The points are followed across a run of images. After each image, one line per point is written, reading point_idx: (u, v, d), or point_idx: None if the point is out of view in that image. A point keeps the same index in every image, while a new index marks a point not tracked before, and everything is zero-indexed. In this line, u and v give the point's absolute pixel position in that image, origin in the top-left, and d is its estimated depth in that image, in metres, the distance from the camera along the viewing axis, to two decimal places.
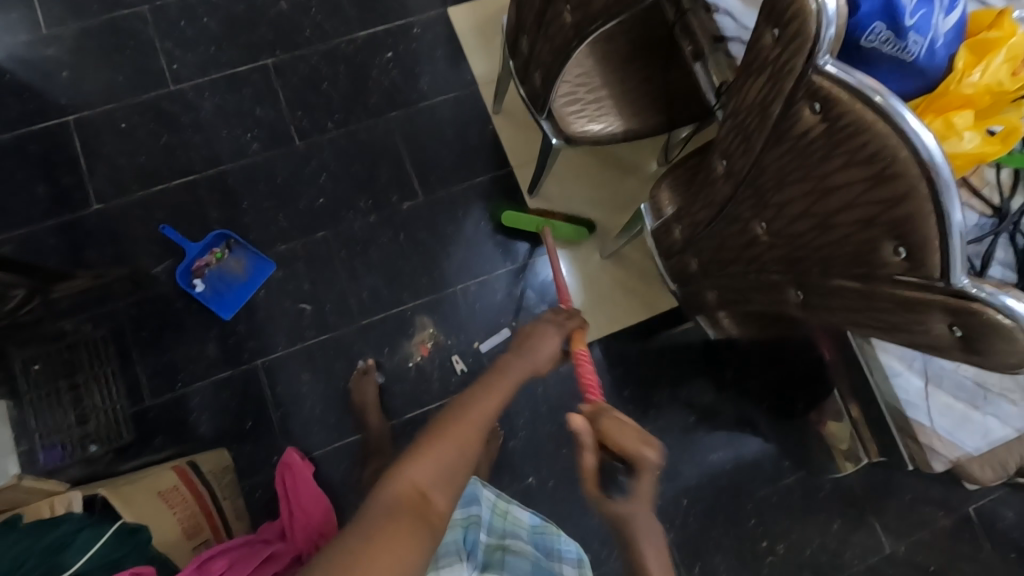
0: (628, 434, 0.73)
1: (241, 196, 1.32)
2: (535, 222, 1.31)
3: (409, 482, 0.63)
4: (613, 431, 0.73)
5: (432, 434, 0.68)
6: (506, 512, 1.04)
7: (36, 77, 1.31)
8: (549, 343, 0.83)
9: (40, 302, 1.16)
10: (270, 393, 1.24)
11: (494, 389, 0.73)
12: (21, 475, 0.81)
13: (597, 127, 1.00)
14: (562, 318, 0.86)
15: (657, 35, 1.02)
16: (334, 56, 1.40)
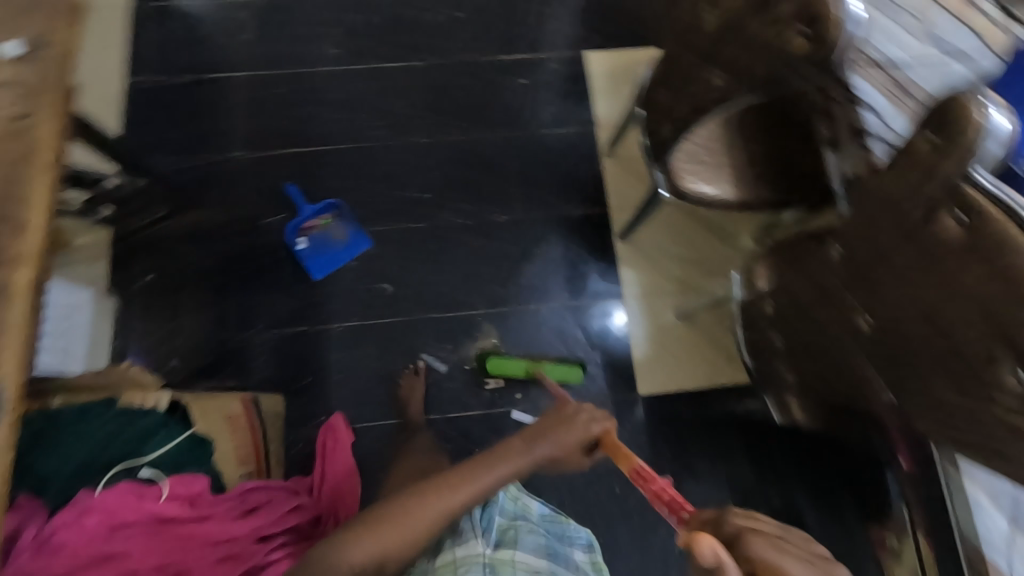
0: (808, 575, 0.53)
1: (358, 172, 1.42)
2: (523, 368, 1.29)
3: (338, 566, 0.67)
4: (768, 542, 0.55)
5: (372, 521, 0.70)
6: (518, 498, 1.04)
7: (221, 34, 1.50)
8: (558, 445, 0.78)
9: (173, 223, 1.34)
10: (333, 356, 1.31)
11: (467, 483, 0.73)
12: (129, 363, 0.89)
13: (710, 189, 1.03)
14: (591, 423, 0.81)
15: (788, 112, 1.04)
16: (473, 71, 1.51)
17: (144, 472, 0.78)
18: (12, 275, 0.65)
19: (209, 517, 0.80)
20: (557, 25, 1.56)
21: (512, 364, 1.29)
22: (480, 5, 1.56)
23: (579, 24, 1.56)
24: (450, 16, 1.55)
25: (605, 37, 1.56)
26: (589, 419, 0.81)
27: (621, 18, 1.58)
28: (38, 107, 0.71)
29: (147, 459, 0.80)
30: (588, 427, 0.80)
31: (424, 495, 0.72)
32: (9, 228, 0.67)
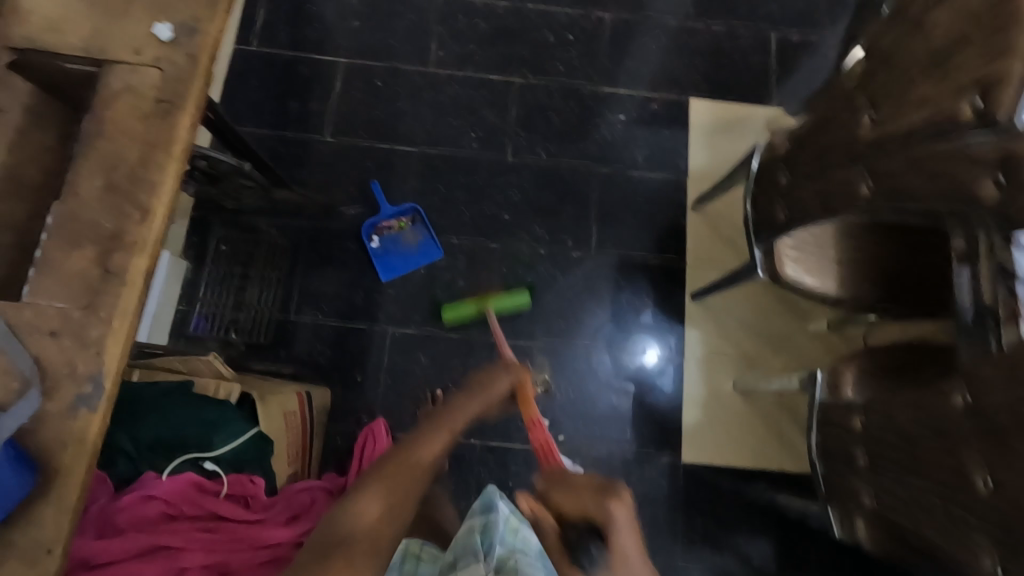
0: (584, 499, 0.73)
1: (441, 179, 1.40)
2: (473, 304, 1.31)
3: (358, 514, 0.67)
4: (565, 488, 0.75)
5: (377, 472, 0.73)
6: (517, 530, 0.96)
7: (331, 16, 1.49)
8: (492, 392, 0.90)
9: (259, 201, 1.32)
10: (386, 359, 1.30)
11: (440, 433, 0.80)
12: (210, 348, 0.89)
13: (809, 279, 0.99)
14: (507, 376, 0.92)
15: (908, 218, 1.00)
16: (573, 97, 1.48)
17: (208, 466, 0.79)
18: (130, 261, 0.66)
19: (260, 521, 0.79)
20: (666, 66, 1.51)
21: (464, 308, 1.30)
22: (592, 30, 1.52)
23: (688, 67, 1.52)
24: (560, 35, 1.51)
25: (712, 86, 1.51)
26: (504, 368, 0.93)
27: (733, 69, 1.52)
28: (179, 95, 0.72)
29: (214, 454, 0.80)
30: (507, 378, 0.91)
31: (411, 446, 0.77)
32: (136, 212, 0.67)
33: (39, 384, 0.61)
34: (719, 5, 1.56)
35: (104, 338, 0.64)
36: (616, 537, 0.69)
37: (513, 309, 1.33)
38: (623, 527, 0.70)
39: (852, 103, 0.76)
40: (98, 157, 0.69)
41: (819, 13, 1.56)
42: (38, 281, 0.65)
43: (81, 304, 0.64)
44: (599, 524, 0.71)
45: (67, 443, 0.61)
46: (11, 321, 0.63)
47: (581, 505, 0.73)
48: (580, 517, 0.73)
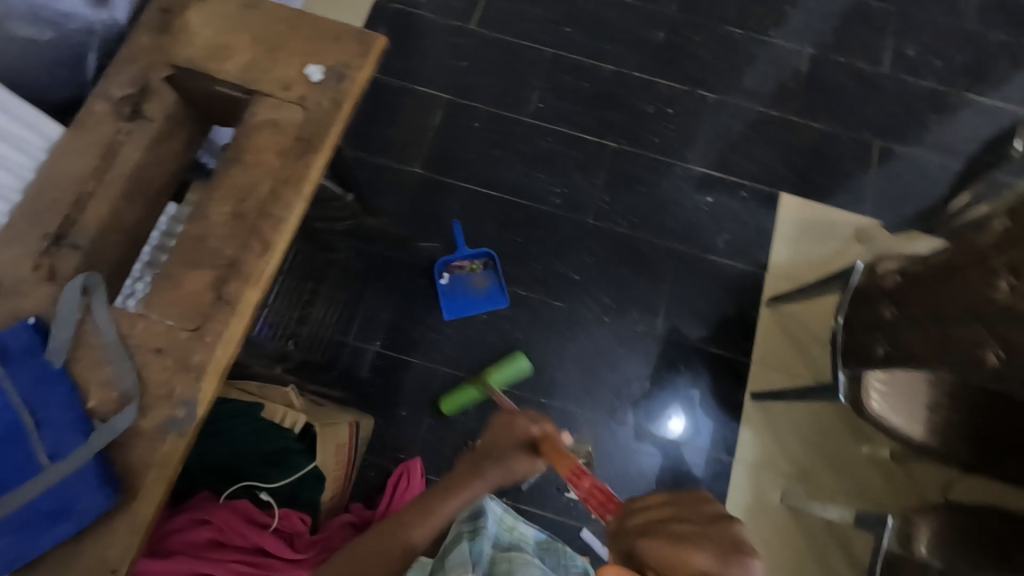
0: (703, 554, 0.48)
1: (520, 230, 1.41)
2: (474, 385, 1.24)
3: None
4: (658, 538, 0.51)
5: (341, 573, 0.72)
6: (512, 528, 0.87)
7: (443, 53, 1.54)
8: (504, 460, 0.82)
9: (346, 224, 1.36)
10: (433, 400, 1.29)
11: (423, 519, 0.79)
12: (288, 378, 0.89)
13: (894, 419, 0.94)
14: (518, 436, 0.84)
15: None
16: (664, 172, 1.47)
17: (263, 497, 0.79)
18: (242, 293, 0.67)
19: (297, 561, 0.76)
20: (761, 157, 1.50)
21: (464, 392, 1.23)
22: (693, 109, 1.53)
23: (783, 161, 1.50)
24: (660, 109, 1.52)
25: (805, 185, 1.49)
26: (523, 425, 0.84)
27: (829, 171, 1.50)
28: (317, 138, 0.74)
29: (269, 484, 0.80)
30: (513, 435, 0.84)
31: (390, 536, 0.77)
32: (257, 245, 0.69)
33: (138, 401, 0.63)
34: (824, 106, 1.55)
35: (205, 365, 0.65)
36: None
37: (514, 374, 1.26)
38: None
39: (989, 263, 0.73)
40: (231, 185, 0.71)
41: (927, 130, 1.53)
42: (155, 296, 0.67)
43: (190, 326, 0.66)
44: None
45: (151, 464, 0.62)
46: (124, 331, 0.66)
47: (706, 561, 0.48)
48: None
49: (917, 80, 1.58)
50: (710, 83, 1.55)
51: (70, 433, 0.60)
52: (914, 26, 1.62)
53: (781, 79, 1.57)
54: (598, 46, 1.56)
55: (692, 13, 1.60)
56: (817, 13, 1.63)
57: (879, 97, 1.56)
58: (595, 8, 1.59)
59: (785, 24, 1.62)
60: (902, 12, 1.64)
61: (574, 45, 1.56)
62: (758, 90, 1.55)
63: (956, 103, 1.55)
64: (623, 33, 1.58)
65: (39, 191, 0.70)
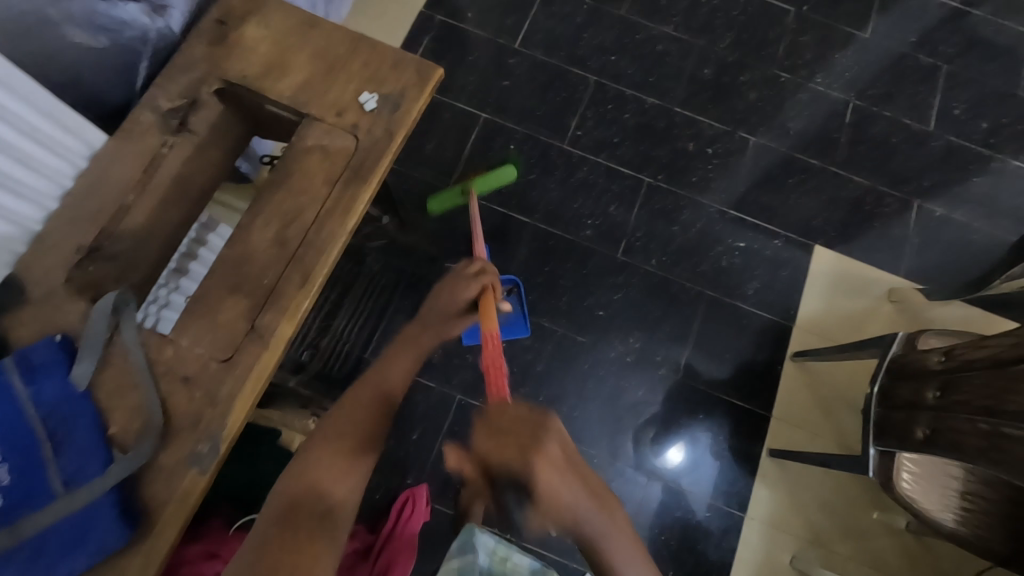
0: (511, 450, 0.62)
1: (548, 260, 1.39)
2: (459, 190, 1.33)
3: (306, 483, 0.66)
4: (493, 433, 0.63)
5: (324, 438, 0.69)
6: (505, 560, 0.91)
7: (486, 71, 1.52)
8: (441, 309, 0.81)
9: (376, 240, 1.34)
10: (446, 427, 1.27)
11: (381, 376, 0.77)
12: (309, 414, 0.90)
13: (924, 503, 0.91)
14: (465, 288, 0.81)
15: None
16: (699, 212, 1.45)
17: None
18: (278, 325, 0.65)
19: None
20: (798, 206, 1.47)
21: (445, 197, 1.34)
22: (733, 150, 1.50)
23: (821, 212, 1.47)
24: (701, 148, 1.49)
25: (841, 238, 1.46)
26: (459, 279, 0.82)
27: (866, 226, 1.47)
28: (366, 169, 0.71)
29: None
30: (462, 288, 0.81)
31: (360, 396, 0.74)
32: (297, 277, 0.67)
33: (161, 432, 0.60)
34: (867, 160, 1.52)
35: (233, 398, 0.62)
36: (552, 490, 0.63)
37: (495, 177, 1.35)
38: (551, 482, 0.63)
39: None
40: (275, 210, 0.69)
41: (970, 193, 1.50)
42: (188, 320, 0.65)
43: (221, 357, 0.64)
44: (527, 483, 0.62)
45: (169, 499, 0.59)
46: (153, 356, 0.63)
47: (516, 468, 0.62)
48: (505, 474, 0.62)
49: (963, 141, 1.54)
50: (753, 125, 1.52)
51: (90, 461, 0.58)
52: (965, 86, 1.59)
53: (825, 127, 1.54)
54: (643, 78, 1.54)
55: (741, 52, 1.58)
56: (867, 63, 1.60)
57: (923, 155, 1.53)
58: (643, 38, 1.57)
59: (834, 71, 1.59)
60: (954, 70, 1.60)
61: (619, 75, 1.53)
62: (800, 137, 1.52)
63: (1001, 168, 1.52)
64: (669, 67, 1.55)
65: (78, 199, 0.68)
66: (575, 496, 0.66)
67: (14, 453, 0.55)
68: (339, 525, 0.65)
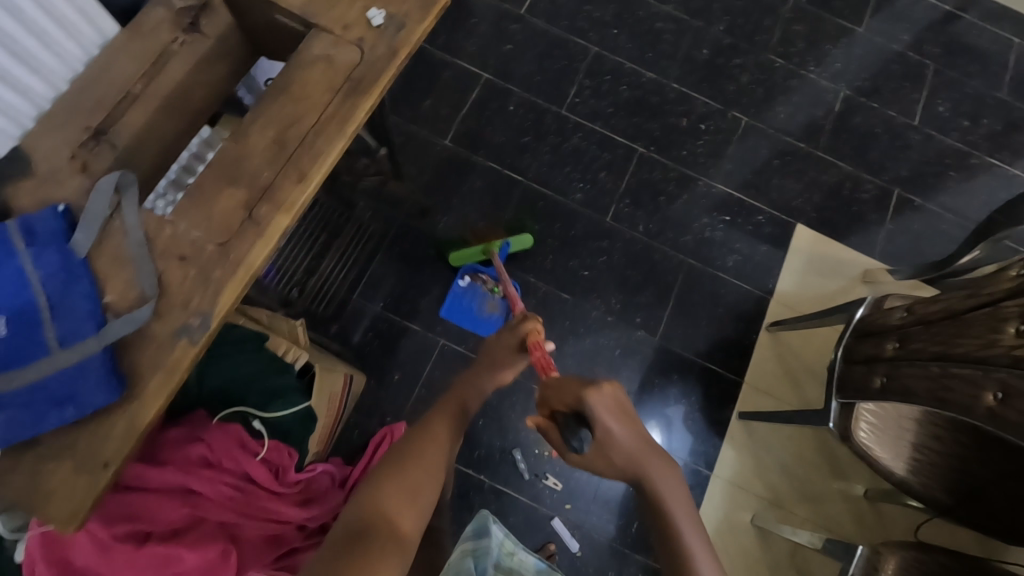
0: (510, 340, 0.90)
1: (538, 219, 1.43)
2: (479, 249, 1.33)
3: (372, 508, 0.65)
4: (510, 333, 0.90)
5: (386, 471, 0.69)
6: (513, 554, 0.97)
7: (490, 34, 1.55)
8: (500, 349, 0.89)
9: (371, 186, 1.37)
10: (427, 371, 1.31)
11: (440, 413, 0.79)
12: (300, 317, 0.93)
13: (882, 454, 0.95)
14: (513, 329, 0.91)
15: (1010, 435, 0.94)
16: (687, 184, 1.49)
17: (256, 426, 0.79)
18: (273, 217, 0.68)
19: (282, 496, 0.79)
20: (782, 186, 1.52)
21: (470, 251, 1.33)
22: (724, 129, 1.55)
23: (803, 194, 1.53)
24: (694, 124, 1.54)
25: (820, 220, 1.51)
26: (511, 326, 0.91)
27: (846, 211, 1.53)
28: (368, 80, 0.74)
29: (265, 414, 0.81)
30: (513, 334, 0.90)
31: (423, 431, 0.76)
32: (294, 174, 0.69)
33: (154, 303, 0.63)
34: (851, 148, 1.58)
35: (225, 281, 0.65)
36: (602, 417, 0.71)
37: (513, 245, 1.36)
38: (603, 407, 0.71)
39: (1001, 312, 0.76)
40: (277, 111, 0.72)
41: (946, 187, 1.56)
42: (187, 206, 0.67)
43: (217, 241, 0.66)
44: (583, 413, 0.73)
45: (158, 368, 0.62)
46: (152, 236, 0.66)
47: (568, 399, 0.74)
48: (568, 408, 0.75)
49: (944, 137, 1.61)
50: (744, 106, 1.57)
51: (83, 324, 0.60)
52: (949, 85, 1.65)
53: (813, 114, 1.59)
54: (641, 54, 1.58)
55: (738, 36, 1.63)
56: (857, 57, 1.66)
57: (905, 148, 1.59)
58: (644, 16, 1.61)
59: (825, 62, 1.64)
60: (939, 70, 1.67)
61: (618, 48, 1.58)
62: (789, 122, 1.58)
63: (978, 165, 1.58)
64: (667, 45, 1.60)
65: (88, 84, 0.71)
66: (629, 436, 0.71)
67: (12, 305, 0.59)
68: (406, 551, 0.62)
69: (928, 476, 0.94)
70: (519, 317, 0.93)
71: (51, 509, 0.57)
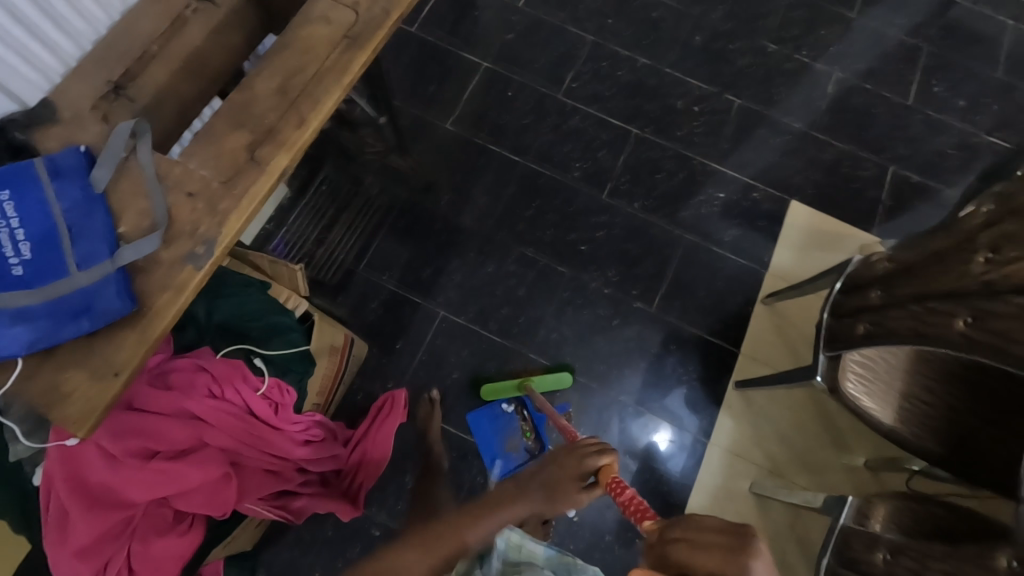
0: (572, 467, 0.81)
1: (537, 196, 1.47)
2: (518, 383, 1.30)
3: None
4: (574, 458, 0.82)
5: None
6: (520, 542, 0.92)
7: (492, 25, 1.62)
8: (557, 480, 0.80)
9: (376, 165, 1.43)
10: (428, 340, 1.35)
11: (449, 531, 0.76)
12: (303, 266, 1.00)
13: (870, 406, 0.96)
14: (578, 456, 0.82)
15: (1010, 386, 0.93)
16: (682, 162, 1.53)
17: (257, 362, 0.88)
18: (274, 156, 0.73)
19: (281, 430, 0.87)
20: (778, 164, 1.55)
21: (507, 385, 1.29)
22: (720, 110, 1.59)
23: (799, 172, 1.55)
24: (690, 105, 1.58)
25: (817, 196, 1.53)
26: (583, 453, 0.82)
27: (843, 187, 1.54)
28: (365, 38, 0.80)
29: (265, 352, 0.89)
30: (579, 461, 0.81)
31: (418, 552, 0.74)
32: (295, 119, 0.75)
33: (164, 230, 0.69)
34: (847, 126, 1.60)
35: (230, 212, 0.71)
36: None
37: (546, 385, 1.32)
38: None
39: (976, 245, 0.78)
40: (281, 65, 0.78)
41: (945, 164, 1.57)
42: (195, 147, 0.73)
43: (223, 177, 0.72)
44: None
45: (166, 289, 0.68)
46: (163, 172, 0.72)
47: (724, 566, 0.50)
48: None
49: (942, 116, 1.62)
50: (739, 88, 1.61)
51: (99, 246, 0.66)
52: (946, 65, 1.66)
53: (809, 96, 1.62)
54: (638, 40, 1.63)
55: (733, 23, 1.67)
56: (853, 39, 1.68)
57: (902, 127, 1.60)
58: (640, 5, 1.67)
59: (821, 46, 1.67)
60: (936, 50, 1.68)
61: (616, 36, 1.63)
62: (784, 102, 1.61)
63: (977, 143, 1.59)
64: (663, 32, 1.65)
65: (113, 43, 0.78)
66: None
67: (36, 232, 0.64)
68: None
69: (917, 429, 0.95)
70: (597, 446, 0.83)
71: (67, 412, 0.63)
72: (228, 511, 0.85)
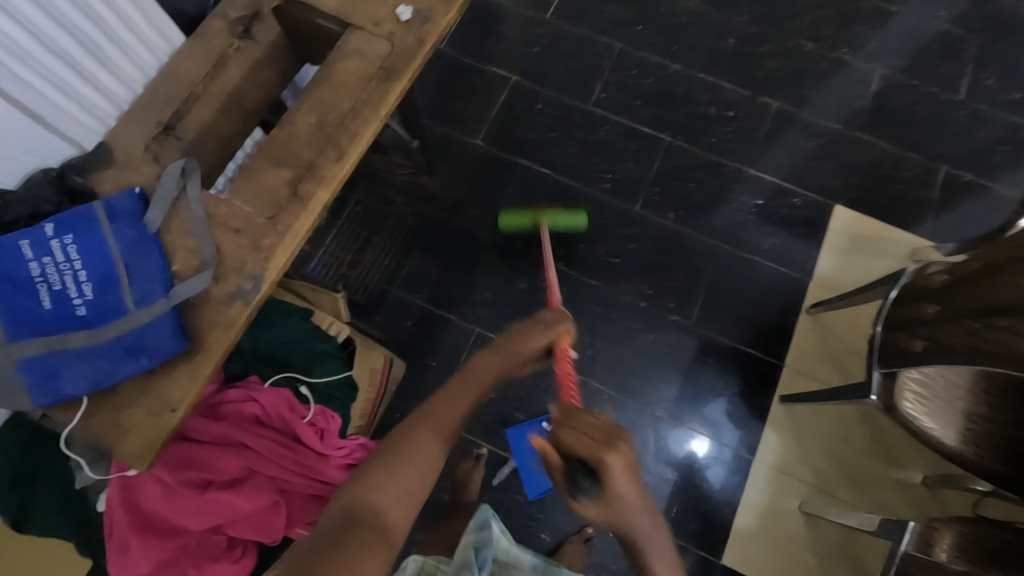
0: (539, 338, 0.76)
1: (567, 209, 1.46)
2: (530, 215, 1.36)
3: (362, 496, 0.60)
4: (543, 330, 0.77)
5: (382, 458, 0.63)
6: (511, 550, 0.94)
7: (517, 39, 1.62)
8: (526, 347, 0.75)
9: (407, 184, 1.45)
10: (462, 357, 1.36)
11: (453, 399, 0.70)
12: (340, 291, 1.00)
13: (930, 426, 0.91)
14: (546, 329, 0.77)
15: None
16: (716, 169, 1.49)
17: (302, 391, 0.90)
18: (314, 191, 0.75)
19: (325, 456, 0.88)
20: (817, 168, 1.50)
21: (522, 216, 1.36)
22: (754, 114, 1.54)
23: (840, 175, 1.49)
24: (723, 111, 1.55)
25: (859, 200, 1.47)
26: (543, 324, 0.78)
27: (888, 189, 1.48)
28: (398, 69, 0.81)
29: (310, 380, 0.92)
30: (544, 332, 0.77)
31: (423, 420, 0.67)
32: (333, 153, 0.77)
33: (213, 269, 0.71)
34: (889, 125, 1.53)
35: (274, 248, 0.73)
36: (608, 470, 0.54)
37: (562, 223, 1.37)
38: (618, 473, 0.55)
39: None
40: (317, 99, 0.79)
41: (998, 161, 1.49)
42: (239, 185, 0.75)
43: (266, 214, 0.74)
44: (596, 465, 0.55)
45: (216, 324, 0.70)
46: (209, 210, 0.74)
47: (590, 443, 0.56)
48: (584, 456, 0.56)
49: (994, 111, 1.53)
50: (773, 91, 1.56)
51: (153, 286, 0.69)
52: (997, 57, 1.58)
53: (848, 96, 1.56)
54: (667, 47, 1.60)
55: (765, 24, 1.62)
56: (894, 34, 1.61)
57: (950, 123, 1.53)
58: (667, 10, 1.64)
59: (859, 42, 1.61)
60: (985, 41, 1.59)
61: (643, 44, 1.61)
62: (822, 103, 1.55)
63: None
64: (692, 37, 1.61)
65: (161, 88, 0.82)
66: (639, 505, 0.57)
67: (96, 274, 0.68)
68: (392, 543, 0.58)
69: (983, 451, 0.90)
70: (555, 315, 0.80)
71: (127, 446, 0.66)
72: (278, 538, 0.86)
